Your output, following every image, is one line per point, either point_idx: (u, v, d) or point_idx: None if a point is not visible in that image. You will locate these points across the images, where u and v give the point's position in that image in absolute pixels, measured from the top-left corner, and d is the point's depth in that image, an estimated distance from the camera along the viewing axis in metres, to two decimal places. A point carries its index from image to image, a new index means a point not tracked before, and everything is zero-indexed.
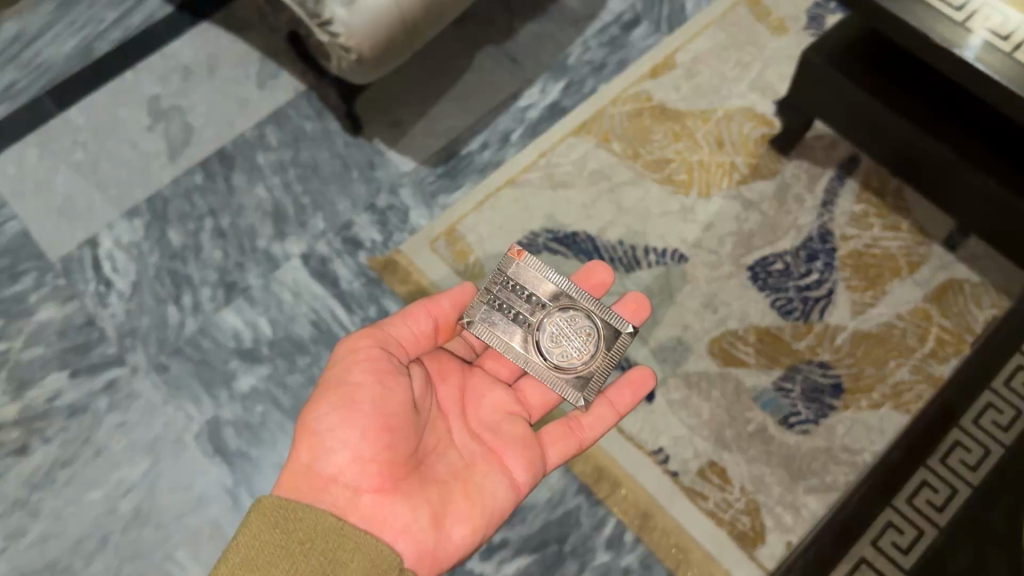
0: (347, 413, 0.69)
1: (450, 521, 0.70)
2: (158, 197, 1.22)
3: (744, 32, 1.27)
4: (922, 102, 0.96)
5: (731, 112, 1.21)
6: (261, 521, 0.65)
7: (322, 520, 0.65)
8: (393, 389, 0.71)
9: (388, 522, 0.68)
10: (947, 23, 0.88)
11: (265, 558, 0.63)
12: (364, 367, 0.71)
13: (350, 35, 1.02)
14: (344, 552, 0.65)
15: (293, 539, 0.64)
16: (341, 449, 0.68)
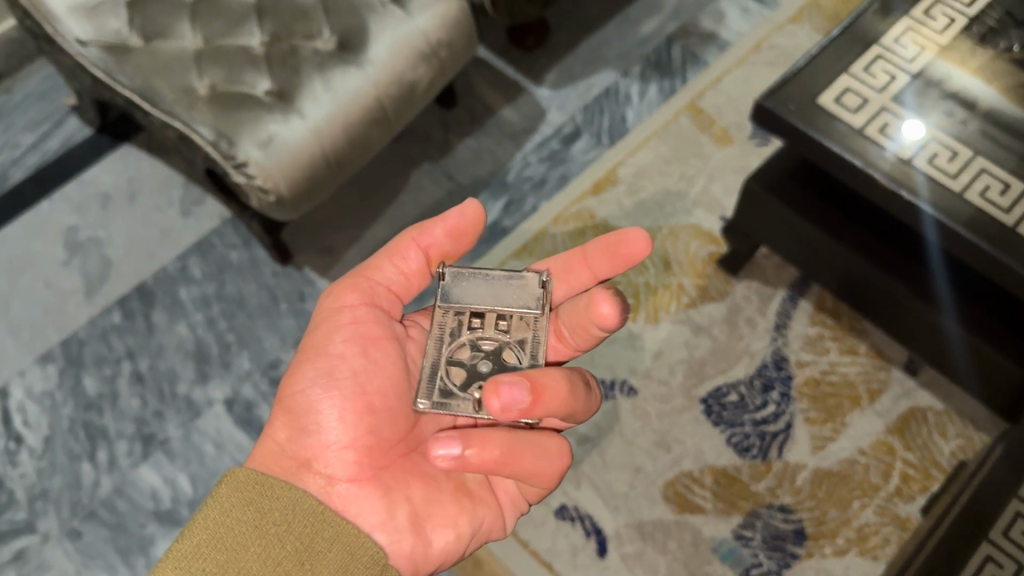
0: (329, 386, 0.65)
1: (435, 524, 0.65)
2: (73, 340, 1.14)
3: (688, 144, 1.23)
4: (869, 233, 0.96)
5: (677, 229, 1.17)
6: (233, 496, 0.62)
7: (301, 501, 0.63)
8: (380, 361, 0.67)
9: (363, 513, 0.64)
10: (893, 160, 0.83)
11: (235, 537, 0.60)
12: (346, 334, 0.67)
13: (266, 176, 0.96)
14: (324, 538, 0.62)
15: (266, 519, 0.62)
16: (319, 429, 0.65)
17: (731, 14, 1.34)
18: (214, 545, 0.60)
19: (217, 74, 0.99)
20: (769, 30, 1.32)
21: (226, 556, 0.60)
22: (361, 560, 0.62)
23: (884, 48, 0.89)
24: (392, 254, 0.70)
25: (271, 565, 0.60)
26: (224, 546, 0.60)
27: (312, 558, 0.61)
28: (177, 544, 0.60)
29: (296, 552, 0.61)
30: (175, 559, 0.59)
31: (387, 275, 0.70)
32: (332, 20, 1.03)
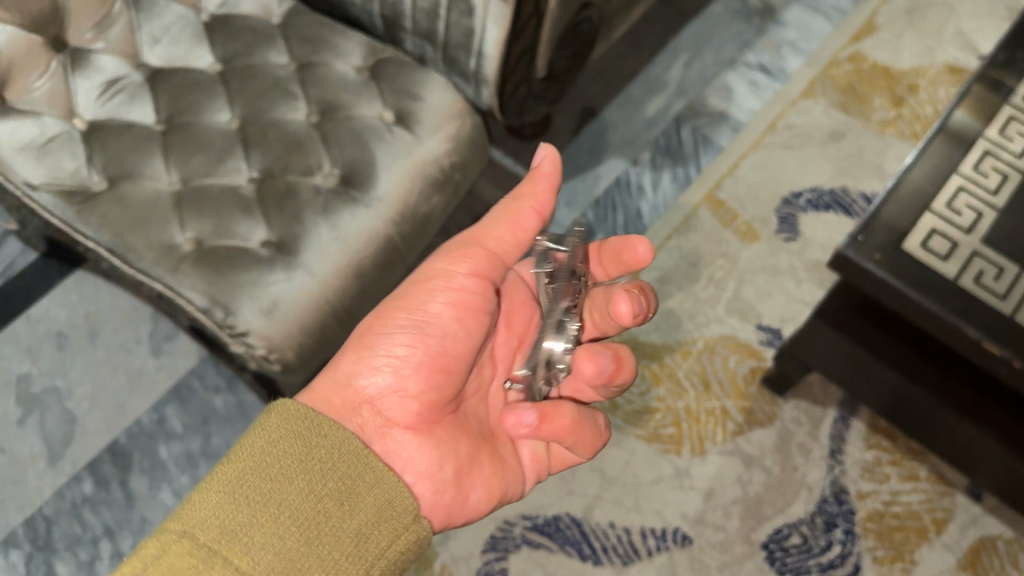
0: (416, 336, 0.63)
1: (470, 484, 0.65)
2: (37, 518, 0.98)
3: (712, 242, 1.14)
4: (956, 376, 0.82)
5: (712, 342, 1.07)
6: (279, 425, 0.55)
7: (349, 441, 0.56)
8: (469, 331, 0.65)
9: (411, 463, 0.62)
10: (997, 317, 0.74)
11: (279, 469, 0.53)
12: (449, 296, 0.64)
13: (271, 345, 0.81)
14: (367, 482, 0.55)
15: (313, 454, 0.54)
16: (391, 375, 0.62)
17: (740, 89, 1.25)
18: (259, 472, 0.53)
19: (202, 225, 0.84)
20: (783, 107, 1.23)
21: (269, 486, 0.52)
22: (398, 511, 0.56)
23: (964, 178, 0.81)
24: (504, 211, 0.67)
25: (312, 500, 0.53)
26: (269, 476, 0.53)
27: (354, 499, 0.54)
28: (218, 471, 0.53)
29: (337, 491, 0.54)
30: (215, 485, 0.52)
31: (500, 239, 0.67)
32: (332, 150, 0.89)
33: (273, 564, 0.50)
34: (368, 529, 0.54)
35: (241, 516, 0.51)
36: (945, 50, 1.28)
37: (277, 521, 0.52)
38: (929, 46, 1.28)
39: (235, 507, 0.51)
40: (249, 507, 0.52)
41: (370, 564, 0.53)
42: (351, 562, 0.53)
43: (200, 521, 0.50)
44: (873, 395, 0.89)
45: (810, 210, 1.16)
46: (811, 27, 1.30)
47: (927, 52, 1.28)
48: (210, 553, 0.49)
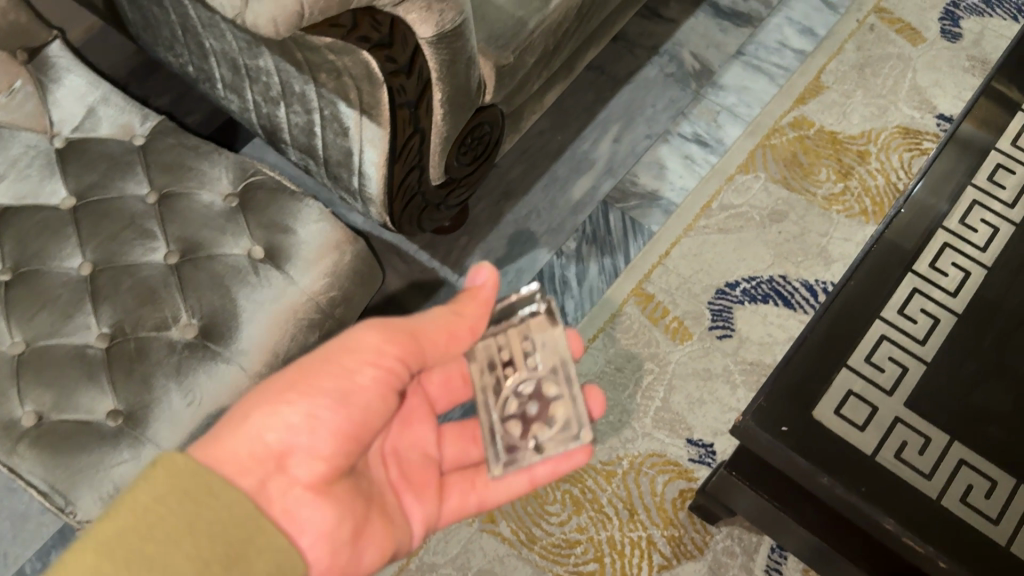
0: (333, 406, 0.53)
1: (366, 541, 0.56)
2: None
3: (640, 343, 1.04)
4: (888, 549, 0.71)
5: (639, 460, 0.97)
6: (165, 483, 0.46)
7: (248, 504, 0.48)
8: (387, 404, 0.56)
9: (308, 528, 0.52)
10: (919, 501, 0.65)
11: (158, 530, 0.44)
12: (375, 368, 0.55)
13: None
14: (261, 546, 0.48)
15: (203, 517, 0.46)
16: (304, 434, 0.52)
17: (673, 164, 1.15)
18: (137, 534, 0.44)
19: (42, 398, 0.76)
20: (718, 184, 1.13)
21: (149, 550, 0.44)
22: None
23: (887, 323, 0.71)
24: (444, 316, 0.59)
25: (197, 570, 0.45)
26: (148, 537, 0.44)
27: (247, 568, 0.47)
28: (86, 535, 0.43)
29: (228, 562, 0.46)
30: (82, 551, 0.43)
31: (437, 338, 0.58)
32: (190, 300, 0.80)
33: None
34: None
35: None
36: (899, 109, 1.17)
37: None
38: (881, 105, 1.17)
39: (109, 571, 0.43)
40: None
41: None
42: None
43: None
44: (799, 547, 0.79)
45: (747, 302, 1.06)
46: (752, 90, 1.20)
47: (879, 112, 1.17)
48: None
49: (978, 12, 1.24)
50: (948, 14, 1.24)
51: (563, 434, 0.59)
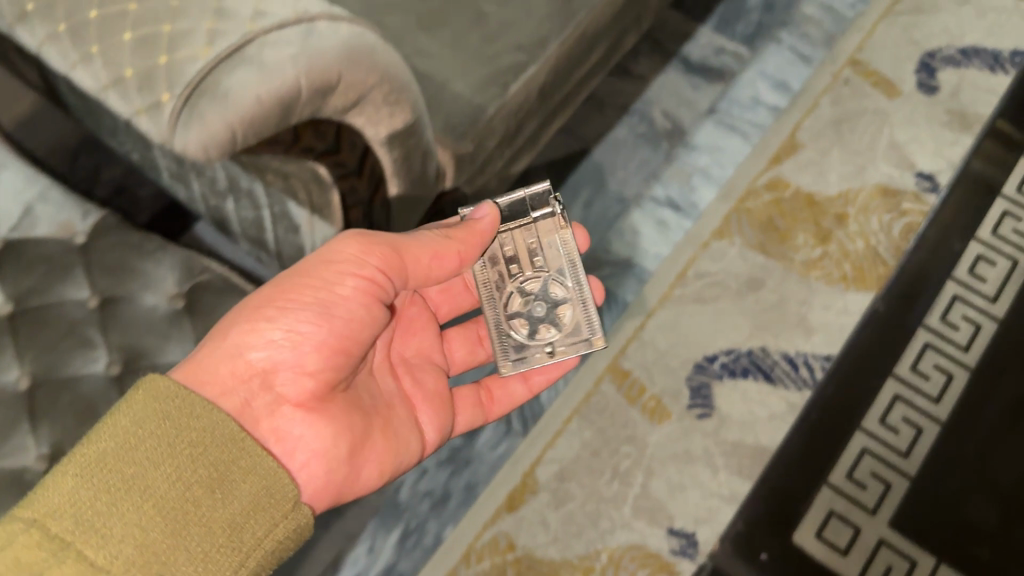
0: (315, 321, 0.61)
1: (364, 457, 0.66)
2: None
3: (616, 426, 0.99)
4: None
5: (617, 554, 0.94)
6: (147, 408, 0.52)
7: (228, 426, 0.55)
8: (370, 318, 0.64)
9: (301, 442, 0.61)
10: None
11: (144, 452, 0.51)
12: (357, 281, 0.62)
13: None
14: (240, 467, 0.54)
15: (183, 440, 0.53)
16: (289, 350, 0.60)
17: (646, 230, 1.12)
18: (122, 456, 0.50)
19: None
20: (693, 251, 1.10)
21: (133, 471, 0.50)
22: (271, 501, 0.54)
23: None
24: (432, 240, 0.65)
25: (180, 489, 0.52)
26: (131, 460, 0.51)
27: (226, 486, 0.53)
28: (74, 455, 0.50)
29: (209, 478, 0.53)
30: (72, 468, 0.49)
31: (420, 258, 0.64)
32: None
33: (134, 557, 0.49)
34: (239, 517, 0.53)
35: (100, 503, 0.49)
36: (877, 167, 1.13)
37: (141, 510, 0.50)
38: (859, 164, 1.14)
39: (94, 492, 0.49)
40: (113, 495, 0.49)
41: (238, 554, 0.53)
42: (220, 551, 0.52)
43: (53, 507, 0.48)
44: None
45: (725, 377, 1.01)
46: (724, 150, 1.16)
47: (856, 171, 1.13)
48: (62, 543, 0.47)
49: (954, 63, 1.21)
50: (924, 66, 1.21)
51: (574, 336, 0.70)
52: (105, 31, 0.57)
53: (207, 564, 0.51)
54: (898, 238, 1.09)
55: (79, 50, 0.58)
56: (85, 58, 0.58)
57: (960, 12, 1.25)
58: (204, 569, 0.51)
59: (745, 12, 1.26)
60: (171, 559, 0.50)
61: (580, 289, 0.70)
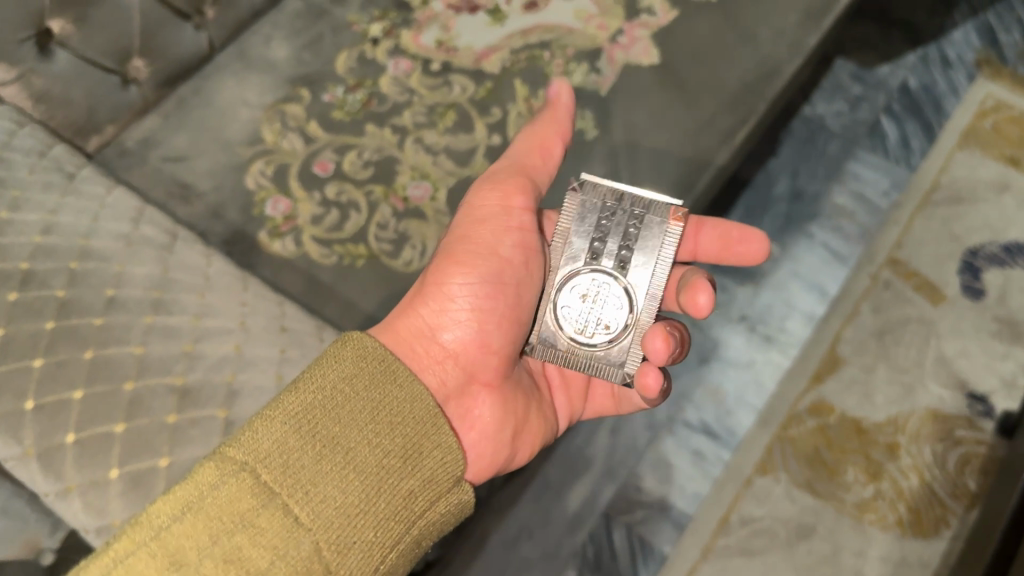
0: (489, 293, 0.64)
1: (520, 436, 0.67)
2: None
3: None
4: None
5: None
6: (353, 366, 0.58)
7: (419, 398, 0.59)
8: (536, 281, 0.67)
9: (478, 420, 0.65)
10: None
11: (348, 413, 0.56)
12: (514, 237, 0.64)
13: None
14: (426, 441, 0.58)
15: (380, 406, 0.58)
16: (471, 328, 0.64)
17: (681, 464, 1.01)
18: (326, 415, 0.56)
19: None
20: (735, 491, 0.99)
21: (335, 431, 0.55)
22: (446, 477, 0.59)
23: None
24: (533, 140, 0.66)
25: (377, 455, 0.56)
26: (336, 419, 0.56)
27: (413, 458, 0.57)
28: (283, 405, 0.55)
29: (400, 449, 0.57)
30: (280, 420, 0.54)
31: (540, 169, 0.67)
32: None
33: (333, 515, 0.52)
34: (419, 490, 0.57)
35: (303, 457, 0.54)
36: (927, 387, 1.05)
37: (340, 470, 0.54)
38: (906, 382, 1.05)
39: (300, 446, 0.54)
40: (315, 451, 0.54)
41: (410, 522, 0.56)
42: (396, 521, 0.55)
43: (263, 456, 0.53)
44: None
45: None
46: (761, 366, 1.07)
47: (905, 392, 1.05)
48: (270, 494, 0.52)
49: (998, 261, 1.14)
50: (968, 265, 1.13)
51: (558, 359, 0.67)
52: (88, 461, 0.56)
53: (384, 532, 0.54)
54: (953, 473, 1.00)
55: (54, 483, 0.55)
56: (62, 492, 0.55)
57: (1000, 202, 1.18)
58: (381, 536, 0.54)
59: (772, 201, 1.18)
60: (360, 522, 0.53)
61: (552, 301, 0.67)
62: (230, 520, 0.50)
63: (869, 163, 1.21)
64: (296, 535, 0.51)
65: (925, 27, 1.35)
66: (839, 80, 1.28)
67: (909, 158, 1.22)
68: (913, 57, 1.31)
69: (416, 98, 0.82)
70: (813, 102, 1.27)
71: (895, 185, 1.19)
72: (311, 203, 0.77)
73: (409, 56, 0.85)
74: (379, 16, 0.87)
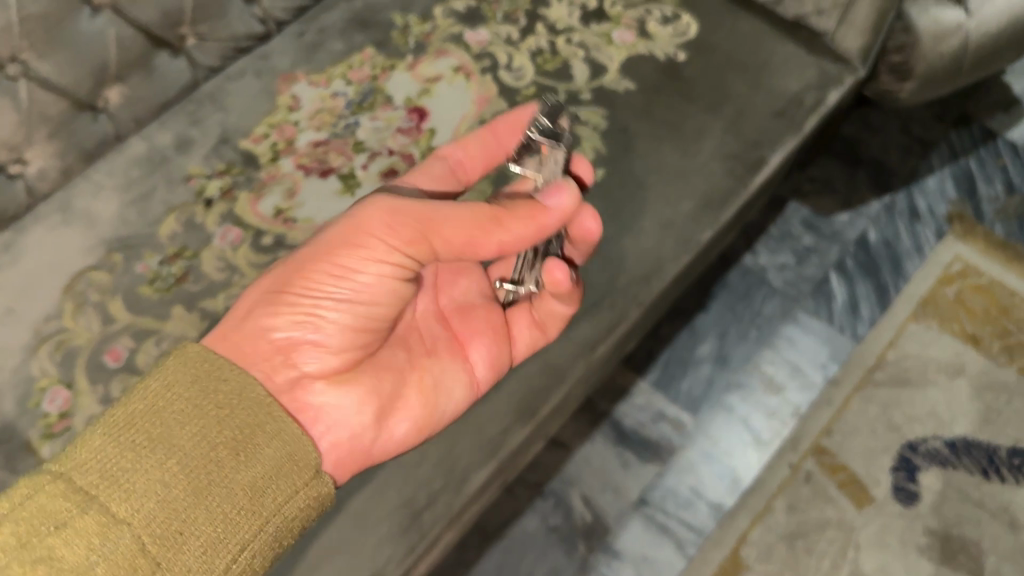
0: (328, 302, 0.58)
1: (394, 419, 0.64)
2: None
3: None
4: None
5: None
6: (176, 370, 0.54)
7: (252, 390, 0.56)
8: (397, 290, 0.60)
9: (325, 414, 0.61)
10: None
11: (174, 412, 0.53)
12: (376, 262, 0.57)
13: None
14: (265, 433, 0.55)
15: (211, 402, 0.54)
16: (311, 331, 0.60)
17: None
18: (149, 416, 0.52)
19: None
20: None
21: (162, 433, 0.52)
22: (298, 465, 0.55)
23: None
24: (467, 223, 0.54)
25: (209, 450, 0.52)
26: (161, 420, 0.52)
27: (252, 450, 0.54)
28: (102, 417, 0.52)
29: (235, 442, 0.53)
30: (99, 427, 0.51)
31: (450, 245, 0.55)
32: None
33: (159, 514, 0.49)
34: (262, 482, 0.53)
35: (126, 462, 0.50)
36: None
37: (167, 469, 0.51)
38: None
39: (120, 451, 0.50)
40: (137, 453, 0.51)
41: (260, 519, 0.52)
42: (241, 514, 0.52)
43: (80, 463, 0.49)
44: None
45: None
46: (654, 561, 0.96)
47: None
48: (88, 498, 0.48)
49: (940, 460, 1.01)
50: (904, 462, 1.01)
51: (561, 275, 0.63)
52: None
53: (226, 527, 0.51)
54: None
55: None
56: None
57: (952, 387, 1.06)
58: (225, 531, 0.51)
59: (694, 364, 1.07)
60: (194, 518, 0.50)
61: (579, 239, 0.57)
62: (42, 532, 0.47)
63: (809, 329, 1.10)
64: (117, 532, 0.48)
65: (896, 170, 1.22)
66: (789, 226, 1.18)
67: (854, 326, 1.10)
68: (876, 205, 1.19)
69: (237, 278, 0.72)
70: (756, 251, 1.16)
71: (834, 358, 1.08)
72: (94, 400, 0.67)
73: (242, 225, 0.75)
74: (221, 171, 0.78)
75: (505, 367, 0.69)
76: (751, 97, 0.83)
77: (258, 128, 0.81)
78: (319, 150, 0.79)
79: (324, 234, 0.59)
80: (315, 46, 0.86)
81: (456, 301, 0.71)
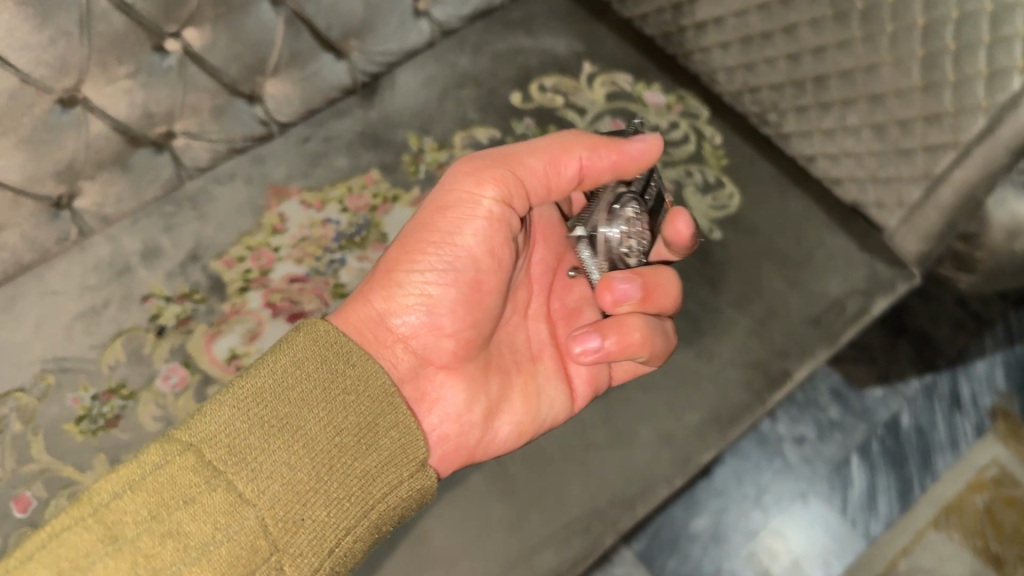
0: (443, 275, 0.58)
1: (500, 419, 0.62)
2: None
3: None
4: None
5: None
6: (306, 348, 0.52)
7: (378, 377, 0.53)
8: (503, 259, 0.60)
9: (440, 404, 0.60)
10: None
11: (301, 391, 0.51)
12: (475, 221, 0.58)
13: None
14: (383, 421, 0.53)
15: (335, 384, 0.52)
16: (424, 312, 0.58)
17: None
18: (278, 394, 0.50)
19: None
20: None
21: (287, 411, 0.50)
22: (406, 459, 0.53)
23: None
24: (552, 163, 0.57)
25: (330, 433, 0.51)
26: (288, 398, 0.50)
27: (369, 437, 0.52)
28: (231, 387, 0.50)
29: (355, 428, 0.51)
30: (229, 401, 0.49)
31: (536, 173, 0.58)
32: None
33: (278, 494, 0.48)
34: (374, 471, 0.51)
35: (251, 438, 0.49)
36: None
37: (289, 448, 0.49)
38: None
39: (248, 426, 0.49)
40: (263, 431, 0.49)
41: (367, 506, 0.51)
42: (350, 501, 0.50)
43: (209, 435, 0.48)
44: None
45: None
46: None
47: None
48: (214, 472, 0.47)
49: None
50: None
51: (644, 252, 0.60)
52: None
53: (337, 513, 0.49)
54: None
55: None
56: None
57: None
58: (334, 516, 0.49)
59: (686, 539, 0.97)
60: (310, 501, 0.49)
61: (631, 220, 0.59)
62: (169, 500, 0.46)
63: (817, 518, 0.99)
64: (240, 512, 0.47)
65: (943, 347, 1.10)
66: (816, 394, 1.07)
67: (868, 522, 1.00)
68: (915, 384, 1.08)
69: None
70: (776, 416, 1.05)
71: (838, 555, 0.98)
72: None
73: (190, 366, 0.67)
74: (183, 295, 0.70)
75: (603, 384, 0.67)
76: (785, 296, 0.74)
77: (234, 249, 0.73)
78: (294, 287, 0.71)
79: (422, 212, 0.60)
80: (317, 158, 0.77)
81: (565, 303, 0.67)
